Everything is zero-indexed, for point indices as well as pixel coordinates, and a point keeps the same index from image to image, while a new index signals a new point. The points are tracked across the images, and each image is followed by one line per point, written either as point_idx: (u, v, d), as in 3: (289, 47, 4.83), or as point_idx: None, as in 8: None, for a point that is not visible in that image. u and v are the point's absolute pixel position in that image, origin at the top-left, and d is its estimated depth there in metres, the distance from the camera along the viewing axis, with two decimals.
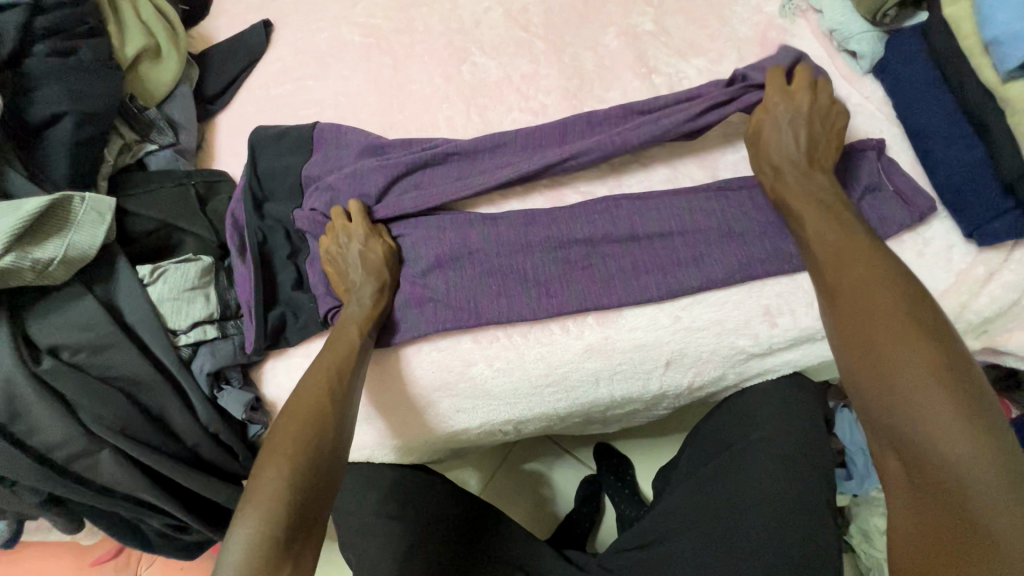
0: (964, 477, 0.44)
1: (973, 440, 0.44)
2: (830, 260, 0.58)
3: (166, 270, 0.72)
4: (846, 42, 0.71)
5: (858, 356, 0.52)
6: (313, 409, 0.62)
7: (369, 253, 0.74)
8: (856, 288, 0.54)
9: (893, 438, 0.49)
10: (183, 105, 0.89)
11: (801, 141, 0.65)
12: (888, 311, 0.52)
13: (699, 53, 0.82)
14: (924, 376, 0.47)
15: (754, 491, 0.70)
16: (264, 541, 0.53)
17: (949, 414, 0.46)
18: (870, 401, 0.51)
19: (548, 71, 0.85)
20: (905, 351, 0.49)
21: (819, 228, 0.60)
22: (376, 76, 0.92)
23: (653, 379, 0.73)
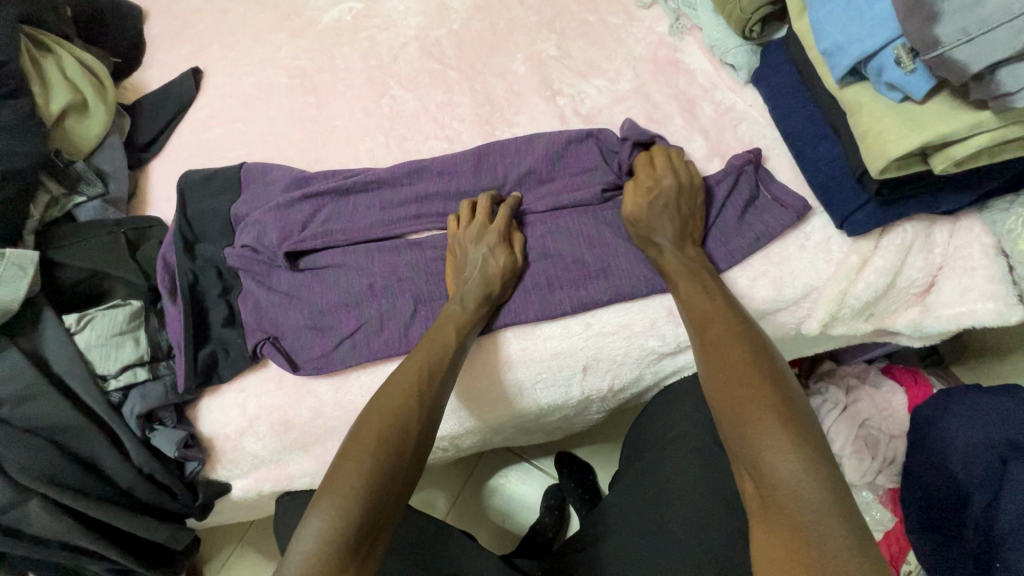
0: (793, 496, 0.48)
1: (801, 467, 0.49)
2: (693, 307, 0.64)
3: (93, 317, 0.74)
4: (725, 56, 0.80)
5: (718, 402, 0.57)
6: (404, 410, 0.63)
7: (475, 251, 0.72)
8: (712, 343, 0.60)
9: (746, 468, 0.53)
10: (112, 155, 0.92)
11: (670, 215, 0.69)
12: (737, 360, 0.58)
13: (599, 73, 0.87)
14: (764, 416, 0.53)
15: (676, 485, 0.73)
16: (338, 539, 0.54)
17: (782, 443, 0.51)
18: (728, 440, 0.55)
19: (461, 99, 0.90)
20: (751, 393, 0.55)
21: (688, 286, 0.66)
22: (301, 114, 0.96)
23: (574, 385, 0.76)
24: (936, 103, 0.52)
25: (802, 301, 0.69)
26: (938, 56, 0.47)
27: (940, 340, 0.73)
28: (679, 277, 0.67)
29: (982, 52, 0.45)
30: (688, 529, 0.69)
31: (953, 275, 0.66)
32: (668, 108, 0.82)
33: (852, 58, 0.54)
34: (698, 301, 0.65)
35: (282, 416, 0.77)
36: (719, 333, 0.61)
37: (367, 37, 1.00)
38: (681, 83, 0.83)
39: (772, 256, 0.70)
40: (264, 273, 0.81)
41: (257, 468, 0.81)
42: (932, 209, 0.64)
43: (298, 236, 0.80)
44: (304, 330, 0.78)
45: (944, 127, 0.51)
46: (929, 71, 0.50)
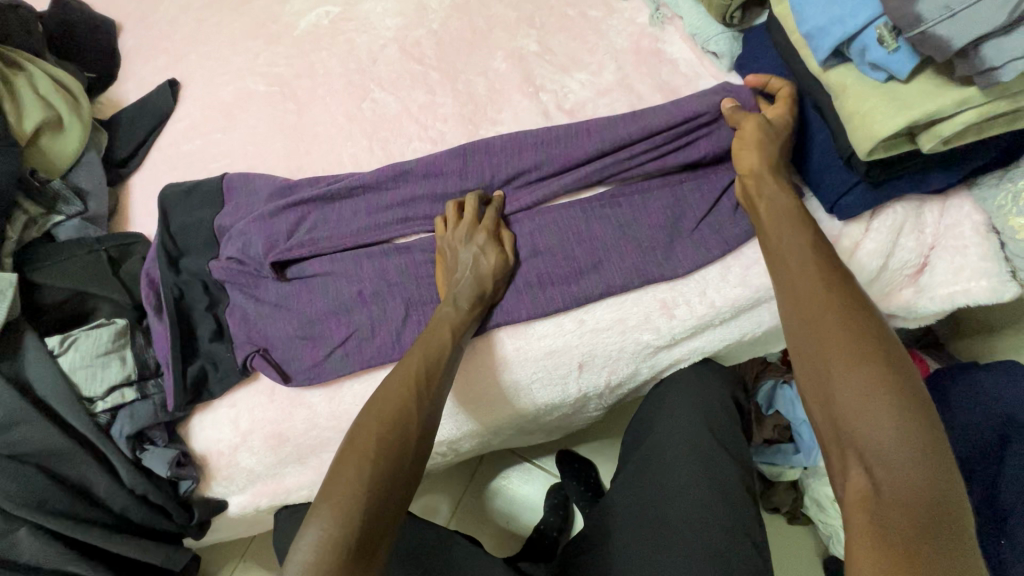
0: (913, 487, 0.44)
1: (923, 458, 0.45)
2: (802, 270, 0.57)
3: (77, 338, 0.72)
4: (707, 44, 0.79)
5: (829, 376, 0.51)
6: (403, 414, 0.61)
7: (466, 249, 0.71)
8: (830, 309, 0.54)
9: (856, 450, 0.47)
10: (90, 172, 0.90)
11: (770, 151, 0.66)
12: (858, 331, 0.51)
13: (581, 67, 0.86)
14: (890, 399, 0.47)
15: (674, 479, 0.72)
16: (338, 546, 0.52)
17: (904, 431, 0.46)
18: (835, 420, 0.50)
19: (444, 100, 0.89)
20: (876, 370, 0.49)
21: (797, 244, 0.59)
22: (282, 121, 0.94)
23: (570, 384, 0.76)
24: (919, 82, 0.52)
25: None
26: (920, 34, 0.46)
27: (935, 321, 0.73)
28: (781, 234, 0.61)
29: (964, 28, 0.45)
30: (690, 523, 0.68)
31: (945, 254, 0.66)
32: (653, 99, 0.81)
33: (834, 40, 0.53)
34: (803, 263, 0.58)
35: (276, 429, 0.76)
36: (838, 301, 0.54)
37: (346, 41, 0.98)
38: (664, 73, 0.83)
39: None
40: (251, 285, 0.80)
41: (253, 483, 0.80)
42: (921, 189, 0.63)
43: (284, 245, 0.79)
44: (294, 341, 0.77)
45: (929, 105, 0.50)
46: (912, 49, 0.49)
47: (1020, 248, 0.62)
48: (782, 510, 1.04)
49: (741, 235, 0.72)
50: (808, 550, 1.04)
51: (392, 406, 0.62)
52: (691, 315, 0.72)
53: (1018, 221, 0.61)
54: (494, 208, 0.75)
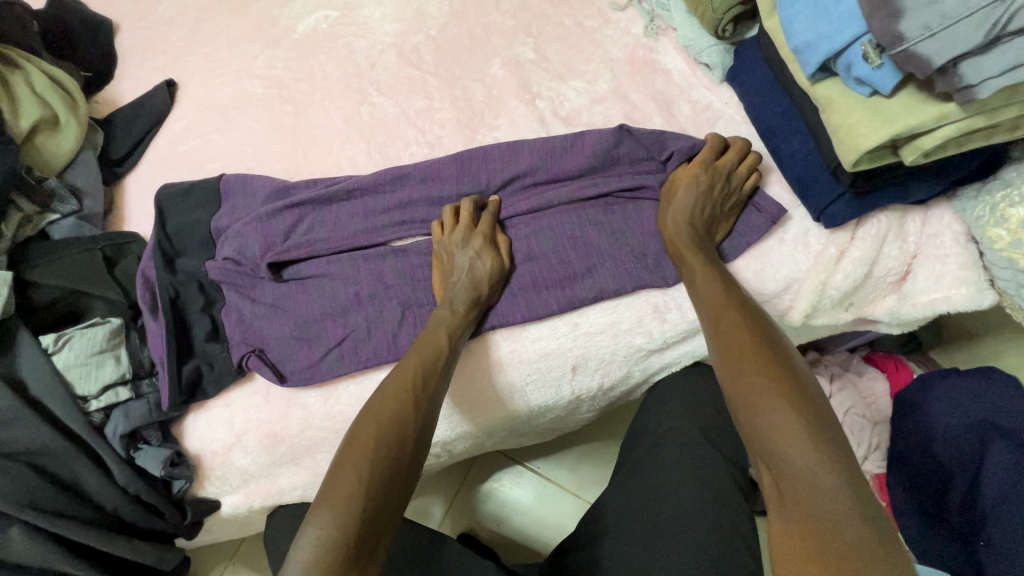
0: (809, 482, 0.47)
1: (814, 453, 0.48)
2: (707, 299, 0.64)
3: (71, 337, 0.72)
4: (700, 56, 0.81)
5: (729, 390, 0.56)
6: (400, 416, 0.62)
7: (460, 252, 0.72)
8: (726, 333, 0.60)
9: (760, 457, 0.52)
10: (87, 171, 0.90)
11: (698, 205, 0.70)
12: (747, 348, 0.57)
13: (577, 75, 0.88)
14: (777, 403, 0.52)
15: (669, 482, 0.74)
16: (337, 546, 0.53)
17: (792, 427, 0.50)
18: (742, 430, 0.54)
19: (441, 105, 0.90)
20: (764, 380, 0.54)
21: (702, 275, 0.66)
22: (280, 124, 0.95)
23: (563, 386, 0.77)
24: (902, 97, 0.54)
25: (784, 293, 0.71)
26: (903, 51, 0.48)
27: (917, 327, 0.75)
28: (692, 265, 0.67)
29: (943, 46, 0.47)
30: (686, 527, 0.69)
31: (927, 263, 0.68)
32: (647, 108, 0.83)
33: (821, 55, 0.55)
34: (707, 290, 0.64)
35: (270, 429, 0.76)
36: (733, 324, 0.60)
37: (344, 45, 0.99)
38: (658, 83, 0.85)
39: (755, 251, 0.71)
40: (247, 285, 0.81)
41: (246, 483, 0.80)
42: (903, 199, 0.65)
43: (281, 246, 0.79)
44: (290, 341, 0.77)
45: (910, 120, 0.52)
46: (894, 66, 0.51)
47: (999, 258, 0.64)
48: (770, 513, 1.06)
49: None
50: None
51: (390, 406, 0.63)
52: (682, 320, 0.74)
53: (996, 232, 0.63)
54: (489, 214, 0.76)
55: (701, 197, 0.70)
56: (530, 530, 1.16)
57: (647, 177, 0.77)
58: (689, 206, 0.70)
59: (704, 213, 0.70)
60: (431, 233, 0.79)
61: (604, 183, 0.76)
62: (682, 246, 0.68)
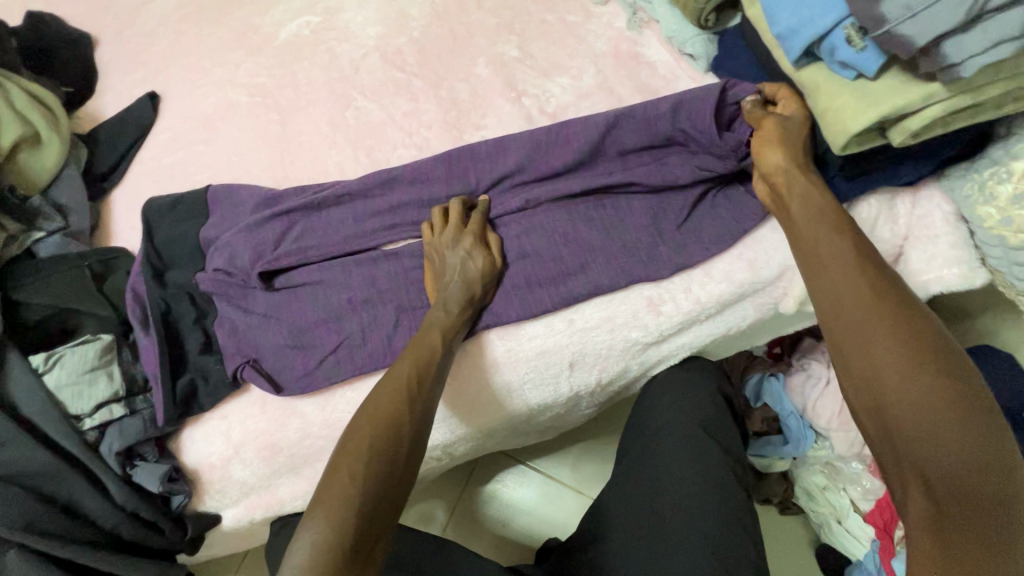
0: (985, 501, 0.45)
1: (949, 416, 0.48)
2: (812, 243, 0.60)
3: (63, 355, 0.71)
4: (683, 47, 0.81)
5: (847, 345, 0.54)
6: (393, 417, 0.62)
7: (455, 252, 0.72)
8: (839, 280, 0.56)
9: (884, 418, 0.51)
10: (71, 187, 0.89)
11: (798, 142, 0.65)
12: (900, 344, 0.51)
13: (562, 71, 0.87)
14: (906, 364, 0.50)
15: (668, 475, 0.74)
16: (333, 550, 0.53)
17: (930, 388, 0.49)
18: (858, 383, 0.53)
19: (427, 107, 0.89)
20: (931, 385, 0.49)
21: (831, 247, 0.58)
22: (265, 131, 0.94)
23: (561, 383, 0.76)
24: (887, 79, 0.53)
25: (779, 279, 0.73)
26: (885, 33, 0.48)
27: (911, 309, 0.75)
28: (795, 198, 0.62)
29: (925, 26, 0.47)
30: (690, 521, 0.70)
31: (918, 244, 0.68)
32: (633, 100, 0.83)
33: (805, 40, 0.55)
34: (808, 231, 0.60)
35: (268, 440, 0.76)
36: (846, 271, 0.56)
37: (328, 50, 0.99)
38: (644, 76, 0.84)
39: None
40: (239, 296, 0.80)
41: (246, 496, 0.79)
42: (893, 181, 0.65)
43: (272, 255, 0.78)
44: (284, 350, 0.76)
45: (897, 101, 0.52)
46: (878, 49, 0.51)
47: (989, 235, 0.64)
48: (773, 501, 1.09)
49: (720, 239, 0.73)
50: (799, 538, 1.10)
51: (386, 406, 0.62)
52: (676, 311, 0.73)
53: (985, 209, 0.63)
54: (478, 215, 0.75)
55: (801, 136, 0.65)
56: (535, 530, 1.16)
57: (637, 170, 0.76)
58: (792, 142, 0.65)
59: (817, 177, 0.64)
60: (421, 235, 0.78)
61: (595, 178, 0.76)
62: (786, 186, 0.63)
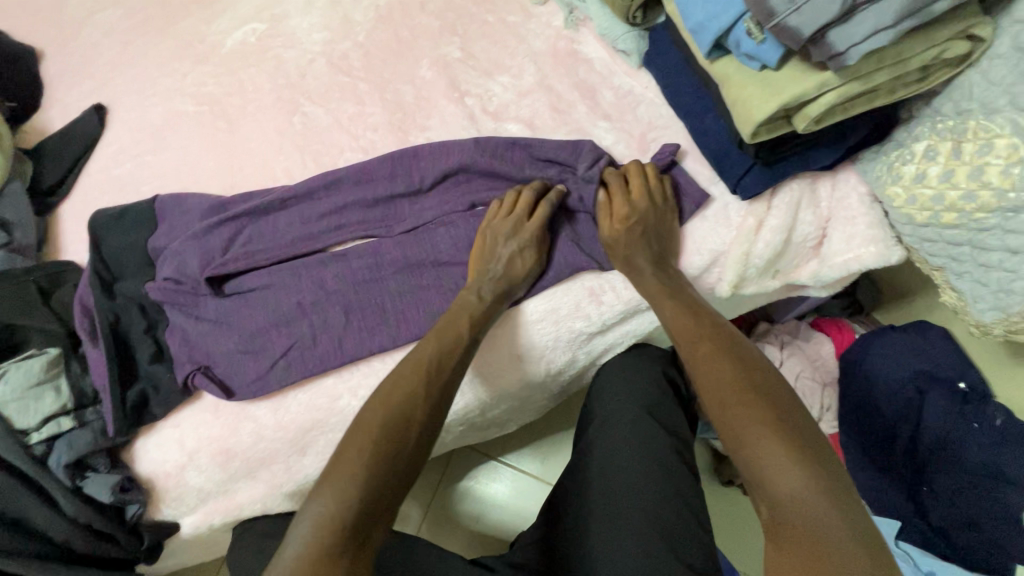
0: (795, 505, 0.50)
1: (800, 476, 0.50)
2: (679, 330, 0.65)
3: (6, 371, 0.71)
4: (616, 43, 0.84)
5: (716, 418, 0.57)
6: (411, 399, 0.63)
7: (493, 237, 0.73)
8: (705, 361, 0.61)
9: (753, 488, 0.53)
10: (16, 202, 0.89)
11: (643, 238, 0.70)
12: (728, 380, 0.58)
13: (503, 70, 0.89)
14: (763, 429, 0.54)
15: (616, 460, 0.76)
16: (335, 527, 0.54)
17: (780, 451, 0.52)
18: (728, 454, 0.56)
19: (373, 110, 0.91)
20: (745, 412, 0.55)
21: (696, 330, 0.64)
22: (213, 139, 0.95)
23: (512, 375, 0.78)
24: (788, 69, 0.56)
25: (712, 266, 0.73)
26: (777, 24, 0.51)
27: (842, 288, 0.79)
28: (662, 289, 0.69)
29: (811, 16, 0.49)
30: (639, 502, 0.72)
31: (839, 225, 0.71)
32: (571, 96, 0.85)
33: (712, 35, 0.57)
34: (675, 316, 0.66)
35: (223, 445, 0.76)
36: (708, 352, 0.62)
37: (274, 57, 0.99)
38: (581, 73, 0.87)
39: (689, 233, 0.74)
40: (190, 303, 0.79)
41: (205, 502, 0.79)
42: (810, 166, 0.68)
43: (220, 260, 0.79)
44: (236, 355, 0.76)
45: (795, 90, 0.55)
46: (776, 40, 0.54)
47: (900, 215, 0.68)
48: (736, 482, 1.13)
49: None
50: None
51: (404, 387, 0.64)
52: (618, 300, 0.76)
53: (894, 189, 0.67)
54: (528, 194, 0.75)
55: (639, 230, 0.70)
56: (508, 524, 1.18)
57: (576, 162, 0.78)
58: (635, 239, 0.70)
59: (654, 248, 0.70)
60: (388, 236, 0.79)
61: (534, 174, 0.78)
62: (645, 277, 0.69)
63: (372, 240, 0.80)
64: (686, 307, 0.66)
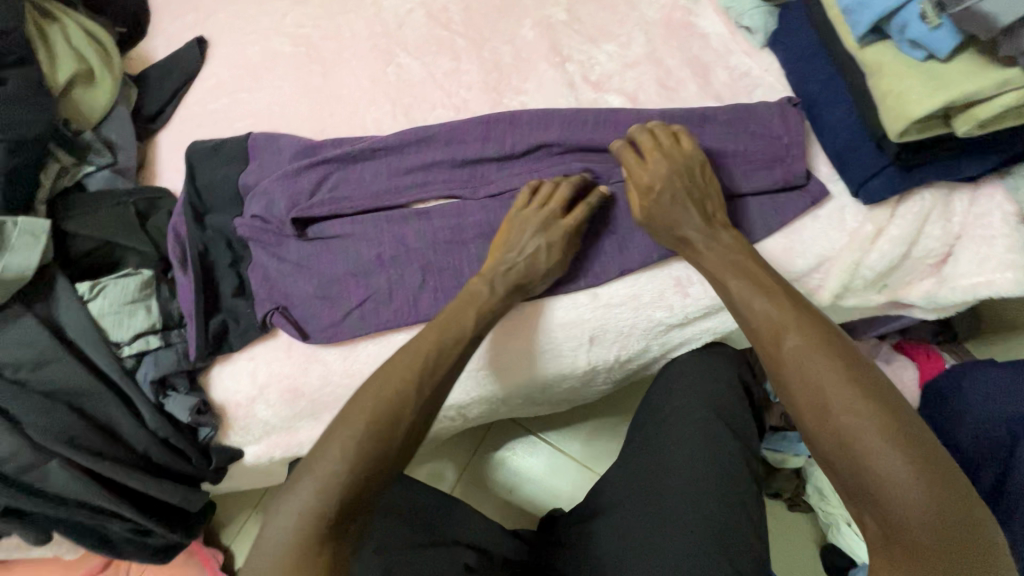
0: (914, 520, 0.47)
1: (917, 482, 0.47)
2: (761, 323, 0.59)
3: (106, 285, 0.75)
4: (740, 18, 0.78)
5: (812, 419, 0.53)
6: (403, 392, 0.60)
7: (584, 239, 0.68)
8: (795, 357, 0.55)
9: (855, 492, 0.51)
10: (121, 125, 0.92)
11: (683, 203, 0.65)
12: (829, 380, 0.53)
13: (609, 38, 0.85)
14: (874, 432, 0.49)
15: (676, 455, 0.74)
16: (312, 516, 0.53)
17: (892, 454, 0.48)
18: (827, 459, 0.53)
19: (469, 67, 0.88)
20: (854, 412, 0.51)
21: (781, 320, 0.58)
22: (307, 83, 0.95)
23: (580, 356, 0.76)
24: (959, 61, 0.53)
25: (814, 272, 0.68)
26: (966, 9, 0.49)
27: (954, 313, 0.72)
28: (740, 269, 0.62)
29: (1006, 5, 0.47)
30: (692, 501, 0.70)
31: (972, 245, 0.65)
32: (682, 71, 0.79)
33: (874, 17, 0.54)
34: (759, 305, 0.60)
35: (292, 384, 0.78)
36: (797, 345, 0.56)
37: (374, 4, 0.98)
38: (695, 48, 0.80)
39: (798, 231, 0.68)
40: (273, 243, 0.81)
41: (268, 434, 0.82)
42: (951, 174, 0.62)
43: (306, 204, 0.79)
44: (313, 300, 0.78)
45: (965, 85, 0.51)
46: (954, 28, 0.51)
47: None
48: (784, 496, 1.09)
49: (766, 224, 0.68)
50: (806, 536, 1.09)
51: (408, 373, 0.61)
52: (704, 295, 0.72)
53: None
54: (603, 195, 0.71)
55: (692, 193, 0.66)
56: (540, 498, 1.18)
57: (686, 140, 0.73)
58: (671, 204, 0.65)
59: (699, 213, 0.65)
60: (478, 195, 0.77)
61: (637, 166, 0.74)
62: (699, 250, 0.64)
63: (456, 202, 0.78)
64: (771, 294, 0.59)
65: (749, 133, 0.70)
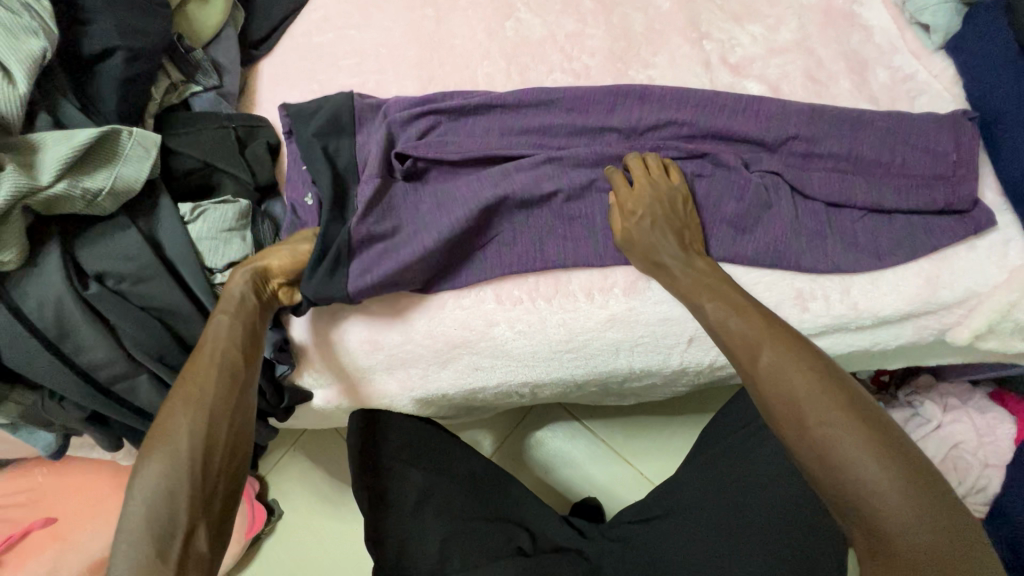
0: (902, 532, 0.47)
1: (903, 491, 0.47)
2: (737, 343, 0.58)
3: (206, 209, 0.74)
4: (919, 14, 0.73)
5: (796, 439, 0.52)
6: (179, 398, 0.57)
7: (642, 221, 0.66)
8: (774, 376, 0.54)
9: (844, 509, 0.50)
10: (228, 48, 0.90)
11: (667, 234, 0.66)
12: (805, 395, 0.52)
13: (755, 19, 0.78)
14: (858, 443, 0.49)
15: (762, 474, 0.71)
16: (147, 524, 0.51)
17: (875, 466, 0.48)
18: (813, 478, 0.51)
19: (594, 32, 0.82)
20: (835, 427, 0.50)
21: (753, 337, 0.57)
22: (419, 28, 0.90)
23: (673, 355, 0.74)
24: None
25: (959, 306, 0.65)
26: None
27: None
28: (713, 287, 0.62)
29: None
30: (773, 523, 0.67)
31: None
32: (837, 68, 0.74)
33: None
34: (733, 323, 0.59)
35: (372, 336, 0.77)
36: (774, 361, 0.55)
37: None
38: (854, 41, 0.76)
39: (950, 259, 0.65)
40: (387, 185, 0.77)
41: (339, 382, 0.81)
42: None
43: (415, 144, 0.75)
44: None
45: None
46: None
47: None
48: None
49: (918, 245, 0.66)
50: None
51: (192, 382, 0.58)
52: (827, 312, 0.67)
53: None
54: (678, 188, 0.67)
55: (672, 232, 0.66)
56: (577, 485, 1.16)
57: (837, 145, 0.68)
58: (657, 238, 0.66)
59: (675, 240, 0.65)
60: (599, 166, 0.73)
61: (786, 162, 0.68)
62: (683, 283, 0.64)
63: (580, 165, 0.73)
64: (745, 310, 0.59)
65: (909, 149, 0.68)
